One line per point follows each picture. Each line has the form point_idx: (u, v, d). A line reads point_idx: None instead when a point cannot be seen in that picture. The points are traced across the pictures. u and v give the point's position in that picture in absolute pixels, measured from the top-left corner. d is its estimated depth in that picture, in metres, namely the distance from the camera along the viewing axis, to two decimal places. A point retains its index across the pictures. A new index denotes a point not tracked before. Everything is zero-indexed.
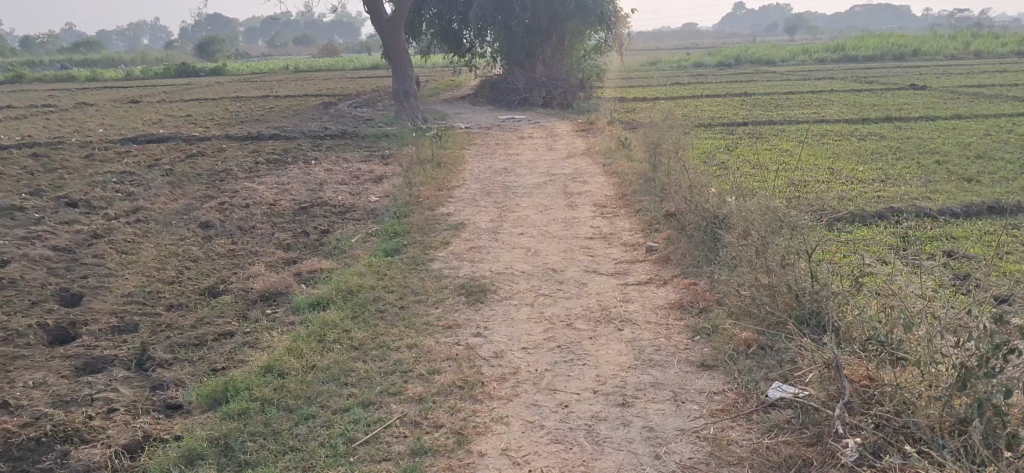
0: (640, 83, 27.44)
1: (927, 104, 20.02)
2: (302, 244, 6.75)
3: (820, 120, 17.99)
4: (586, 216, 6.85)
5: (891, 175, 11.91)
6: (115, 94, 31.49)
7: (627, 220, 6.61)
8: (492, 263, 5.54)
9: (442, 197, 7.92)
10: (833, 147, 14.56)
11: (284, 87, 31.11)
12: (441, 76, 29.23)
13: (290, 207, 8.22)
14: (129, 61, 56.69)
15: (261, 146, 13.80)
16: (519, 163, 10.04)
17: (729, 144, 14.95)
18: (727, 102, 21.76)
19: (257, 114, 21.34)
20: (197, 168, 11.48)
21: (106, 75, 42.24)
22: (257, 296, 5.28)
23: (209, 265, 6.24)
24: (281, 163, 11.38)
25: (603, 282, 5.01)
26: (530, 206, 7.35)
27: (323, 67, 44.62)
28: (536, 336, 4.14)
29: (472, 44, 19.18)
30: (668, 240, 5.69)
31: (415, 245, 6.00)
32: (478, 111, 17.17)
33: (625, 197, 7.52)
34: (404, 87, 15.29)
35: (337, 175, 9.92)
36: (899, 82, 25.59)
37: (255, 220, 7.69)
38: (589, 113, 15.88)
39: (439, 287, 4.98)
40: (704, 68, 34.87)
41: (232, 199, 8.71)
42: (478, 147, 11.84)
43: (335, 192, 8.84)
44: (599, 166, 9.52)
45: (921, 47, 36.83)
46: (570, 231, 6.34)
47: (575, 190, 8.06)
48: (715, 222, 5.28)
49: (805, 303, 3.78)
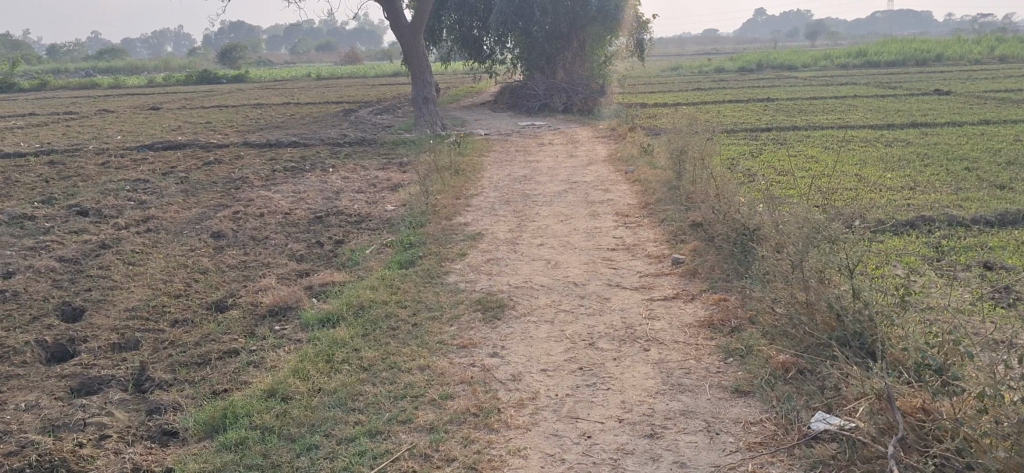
0: (661, 88, 27.15)
1: (954, 110, 19.62)
2: (315, 255, 6.53)
3: (845, 126, 17.63)
4: (608, 225, 6.58)
5: (919, 182, 11.58)
6: (136, 101, 31.55)
7: (651, 230, 6.35)
8: (510, 276, 5.28)
9: (459, 206, 7.68)
10: (860, 153, 14.22)
11: (304, 94, 31.09)
12: (461, 82, 29.04)
13: (304, 215, 8.02)
14: (153, 68, 56.98)
15: (278, 153, 13.64)
16: (539, 170, 9.80)
17: (753, 150, 14.65)
18: (750, 107, 21.43)
19: (276, 120, 21.24)
20: (212, 175, 11.33)
21: (129, 82, 42.41)
22: (265, 310, 5.05)
23: (218, 276, 6.05)
24: (297, 170, 11.19)
25: (627, 296, 4.75)
26: (549, 216, 7.09)
27: (345, 73, 44.64)
28: (556, 357, 3.89)
29: (492, 50, 18.99)
30: (695, 251, 5.43)
31: (430, 257, 5.76)
32: (498, 117, 16.95)
33: (648, 206, 7.25)
34: (423, 93, 15.07)
35: (353, 182, 9.71)
36: (924, 87, 25.18)
37: (267, 230, 7.48)
38: (610, 119, 15.61)
39: (454, 303, 4.73)
40: (725, 74, 34.54)
41: (245, 208, 8.52)
42: (497, 154, 11.61)
43: (350, 200, 8.63)
44: (621, 173, 9.26)
45: (943, 53, 36.36)
46: (592, 242, 6.08)
47: (596, 199, 7.80)
48: (746, 234, 5.01)
49: (847, 323, 3.50)
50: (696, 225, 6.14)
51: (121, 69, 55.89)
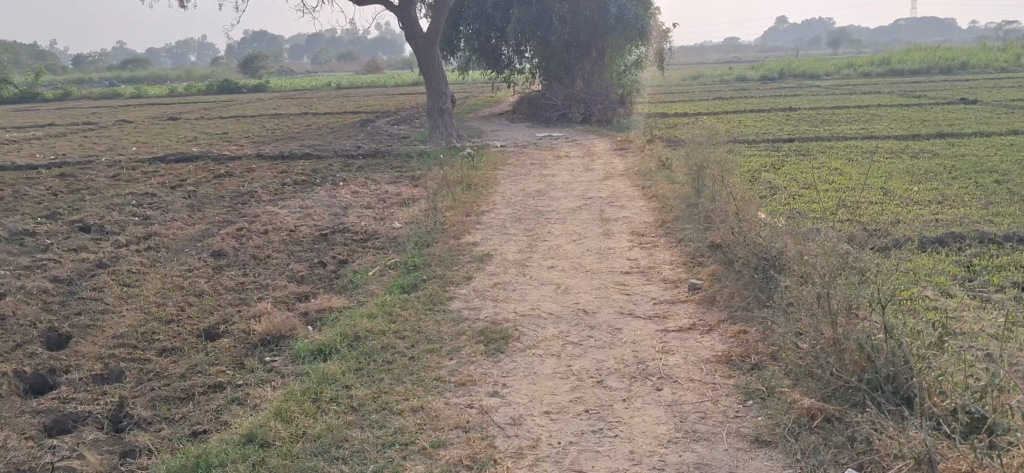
0: (681, 98, 26.82)
1: (981, 119, 19.18)
2: (317, 277, 6.27)
3: (870, 136, 17.24)
4: (622, 246, 6.28)
5: (948, 195, 11.21)
6: (155, 111, 31.52)
7: (668, 251, 6.04)
8: (517, 303, 4.99)
9: (469, 224, 7.40)
10: (885, 165, 13.85)
11: (323, 104, 30.95)
12: (480, 91, 28.82)
13: (310, 233, 7.77)
14: (176, 78, 57.12)
15: (291, 165, 13.42)
16: (554, 185, 9.51)
17: (775, 162, 14.31)
18: (772, 117, 21.05)
19: (292, 131, 21.07)
20: (222, 188, 11.11)
21: (151, 92, 42.47)
22: (257, 339, 4.79)
23: (213, 299, 5.80)
24: (307, 184, 10.96)
25: (640, 326, 4.45)
26: (562, 235, 6.80)
27: (364, 82, 44.50)
28: (561, 396, 3.59)
29: (510, 60, 18.74)
30: (714, 276, 5.12)
31: (434, 281, 5.48)
32: (515, 128, 16.69)
33: (665, 224, 6.94)
34: (438, 104, 14.82)
35: (363, 197, 9.46)
36: (950, 96, 24.71)
37: (270, 248, 7.23)
38: (629, 130, 15.31)
39: (456, 333, 4.45)
40: (747, 83, 34.14)
41: (250, 225, 8.27)
42: (512, 167, 11.34)
43: (358, 217, 8.37)
44: (638, 188, 8.96)
45: (969, 61, 35.82)
46: (605, 264, 5.78)
47: (612, 216, 7.50)
48: (767, 260, 4.70)
49: (880, 367, 3.19)
50: (715, 247, 5.83)
51: (143, 79, 56.06)
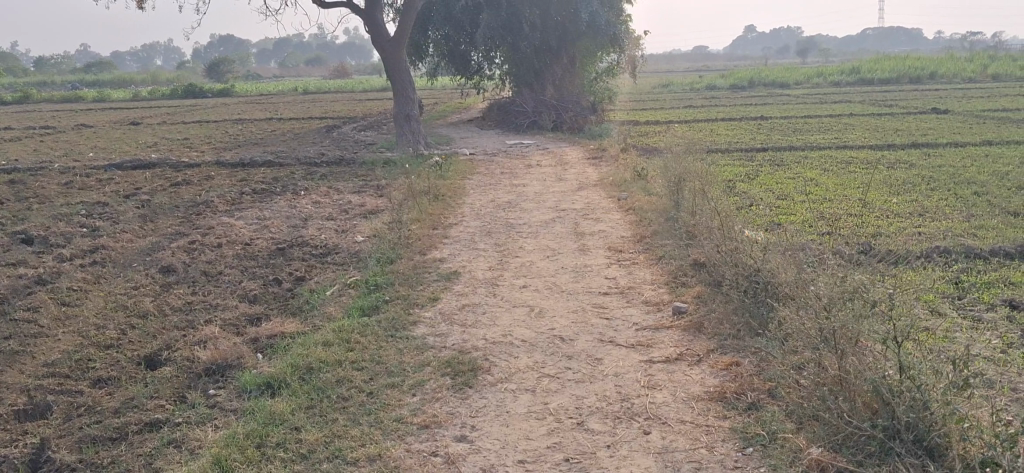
0: (652, 106, 26.56)
1: (953, 129, 19.09)
2: (273, 297, 5.84)
3: (843, 146, 17.07)
4: (599, 263, 5.91)
5: (927, 207, 10.97)
6: (116, 115, 30.77)
7: (648, 269, 5.68)
8: (488, 328, 4.59)
9: (436, 238, 7.00)
10: (861, 176, 13.64)
11: (289, 109, 30.39)
12: (449, 97, 28.41)
13: (266, 247, 7.32)
14: (141, 82, 56.08)
15: (252, 173, 12.93)
16: (525, 195, 9.14)
17: (749, 172, 14.06)
18: (744, 126, 20.84)
19: (256, 137, 20.54)
20: (177, 198, 10.62)
21: (113, 96, 41.60)
22: (201, 368, 4.35)
23: (159, 321, 5.34)
24: (267, 194, 10.50)
25: (622, 356, 4.07)
26: (534, 250, 6.42)
27: (333, 87, 43.96)
28: (537, 442, 3.19)
29: (480, 66, 18.37)
30: (699, 299, 4.76)
31: (397, 303, 5.06)
32: (485, 135, 16.31)
33: (643, 239, 6.59)
34: (405, 110, 14.38)
35: (325, 208, 9.02)
36: (922, 106, 24.66)
37: (223, 264, 6.77)
38: (601, 137, 14.98)
39: (420, 363, 4.05)
40: (717, 91, 34.08)
41: (203, 238, 7.81)
42: (481, 176, 10.96)
43: (318, 229, 7.93)
44: (613, 199, 8.60)
45: (937, 70, 36.00)
46: (581, 283, 5.41)
47: (586, 229, 7.13)
48: (759, 284, 4.35)
49: (899, 414, 2.82)
50: (699, 266, 5.48)
51: (107, 83, 54.96)
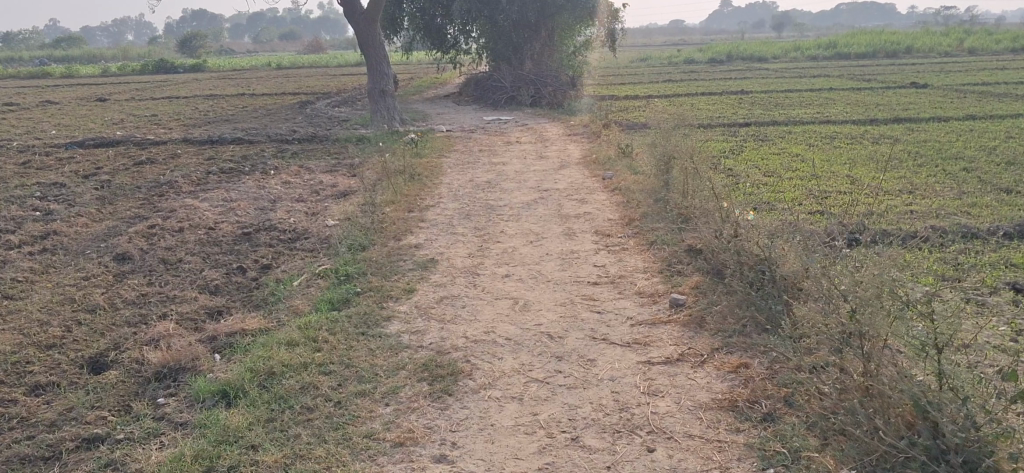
0: (630, 80, 26.13)
1: (935, 104, 18.81)
2: (236, 288, 5.42)
3: (826, 121, 16.76)
4: (586, 249, 5.51)
5: (917, 184, 10.66)
6: (83, 91, 29.97)
7: (639, 256, 5.29)
8: (468, 324, 4.20)
9: (411, 221, 6.58)
10: (846, 151, 13.32)
11: (260, 85, 29.74)
12: (424, 72, 27.85)
13: (231, 231, 6.88)
14: (111, 56, 54.95)
15: (220, 151, 12.42)
16: (504, 174, 8.73)
17: (733, 148, 13.71)
18: (725, 101, 20.48)
19: (226, 114, 19.96)
20: (140, 178, 10.12)
21: (83, 72, 40.67)
22: (151, 373, 3.94)
23: (108, 316, 4.92)
24: (235, 173, 10.02)
25: (618, 357, 3.69)
26: (516, 235, 6.01)
27: (307, 62, 43.20)
28: (527, 463, 2.81)
29: (456, 40, 17.84)
30: (698, 290, 4.38)
31: (370, 296, 4.65)
32: (462, 111, 15.84)
33: (632, 222, 6.19)
34: (380, 86, 13.87)
35: (295, 189, 8.57)
36: (901, 80, 24.40)
37: (183, 251, 6.33)
38: (581, 113, 14.58)
39: (394, 366, 3.64)
40: (695, 65, 33.74)
41: (164, 222, 7.35)
42: (458, 154, 10.54)
43: (287, 211, 7.50)
44: (597, 179, 8.20)
45: (913, 45, 35.77)
46: (568, 272, 5.01)
47: (570, 212, 6.73)
48: (766, 276, 3.97)
49: (944, 433, 2.46)
50: (696, 252, 5.10)
51: (76, 59, 53.78)
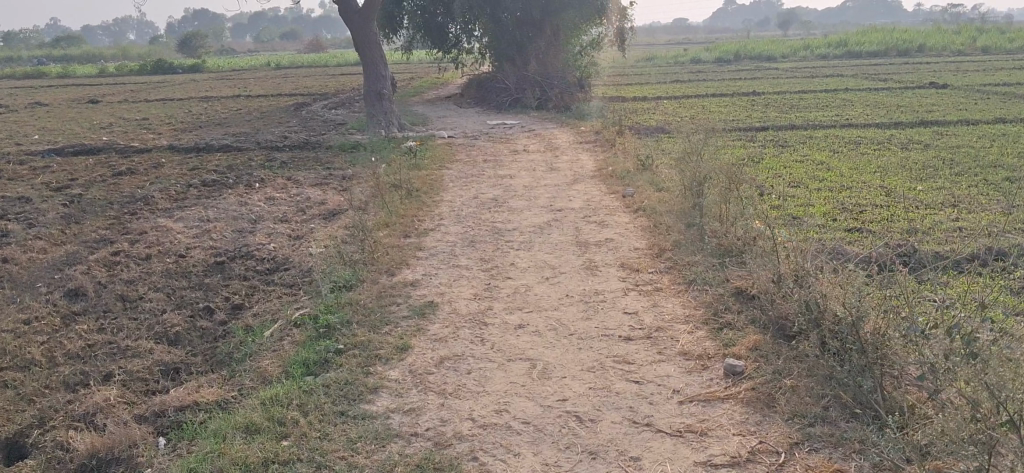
0: (637, 80, 25.27)
1: (958, 105, 17.99)
2: (201, 337, 4.62)
3: (848, 124, 15.94)
4: (612, 290, 4.70)
5: (958, 196, 9.84)
6: (75, 93, 29.13)
7: (675, 301, 4.48)
8: (474, 397, 3.39)
9: (408, 250, 5.77)
10: (874, 158, 12.52)
11: (257, 85, 28.91)
12: (426, 73, 27.04)
13: (203, 260, 6.08)
14: (111, 56, 54.16)
15: (207, 160, 11.62)
16: (513, 190, 7.94)
17: (753, 154, 12.91)
18: (737, 103, 19.61)
19: (219, 117, 19.15)
20: (114, 192, 9.32)
21: (79, 71, 39.86)
22: (76, 465, 3.13)
23: (43, 375, 4.08)
24: (218, 187, 9.22)
25: (667, 453, 2.88)
26: (529, 269, 5.20)
27: (308, 62, 42.31)
28: None
29: (458, 39, 16.98)
30: (760, 358, 3.58)
31: (354, 357, 3.84)
32: (464, 115, 15.06)
33: (662, 254, 5.38)
34: (378, 89, 13.01)
35: (280, 206, 7.77)
36: (918, 80, 23.54)
37: (145, 285, 5.52)
38: (591, 117, 13.78)
39: (379, 469, 2.82)
40: (702, 65, 32.97)
41: (130, 247, 6.54)
42: (461, 164, 9.74)
43: (269, 234, 6.70)
44: (615, 196, 7.38)
45: (925, 43, 34.92)
46: (593, 323, 4.20)
47: (589, 238, 5.91)
48: (853, 345, 3.17)
49: None
50: (749, 300, 4.28)
51: (76, 58, 52.93)
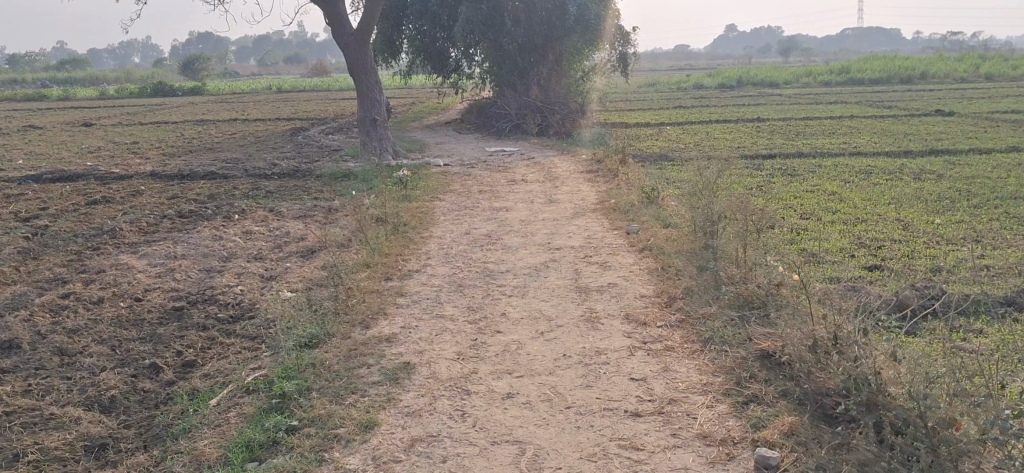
0: (640, 106, 24.73)
1: (969, 133, 17.39)
2: (139, 403, 4.01)
3: (857, 152, 15.34)
4: (617, 350, 4.08)
5: (981, 231, 9.22)
6: (70, 115, 28.61)
7: (691, 364, 3.85)
8: None
9: (388, 296, 5.15)
10: (888, 188, 11.91)
11: (254, 110, 28.41)
12: (425, 98, 26.54)
13: (160, 305, 5.46)
14: (112, 79, 53.85)
15: (189, 188, 11.04)
16: (508, 224, 7.32)
17: (761, 183, 12.31)
18: (742, 129, 19.05)
19: (210, 142, 18.60)
20: (84, 223, 8.71)
21: (78, 93, 39.45)
22: None
23: None
24: (194, 218, 8.63)
25: None
26: (522, 321, 4.58)
27: (309, 85, 41.87)
28: None
29: (457, 64, 16.44)
30: (799, 448, 2.95)
31: (308, 437, 3.21)
32: (462, 140, 14.48)
33: (673, 303, 4.75)
34: (370, 115, 12.43)
35: (256, 241, 7.16)
36: (924, 107, 22.99)
37: (89, 336, 4.92)
38: (592, 144, 13.18)
39: None
40: (704, 90, 32.48)
41: (84, 289, 5.94)
42: (454, 195, 9.15)
43: (238, 275, 6.09)
44: (619, 232, 6.76)
45: (928, 70, 34.38)
46: (595, 393, 3.58)
47: (591, 283, 5.29)
48: (919, 442, 2.54)
49: None
50: (780, 367, 3.65)
51: (78, 81, 52.52)
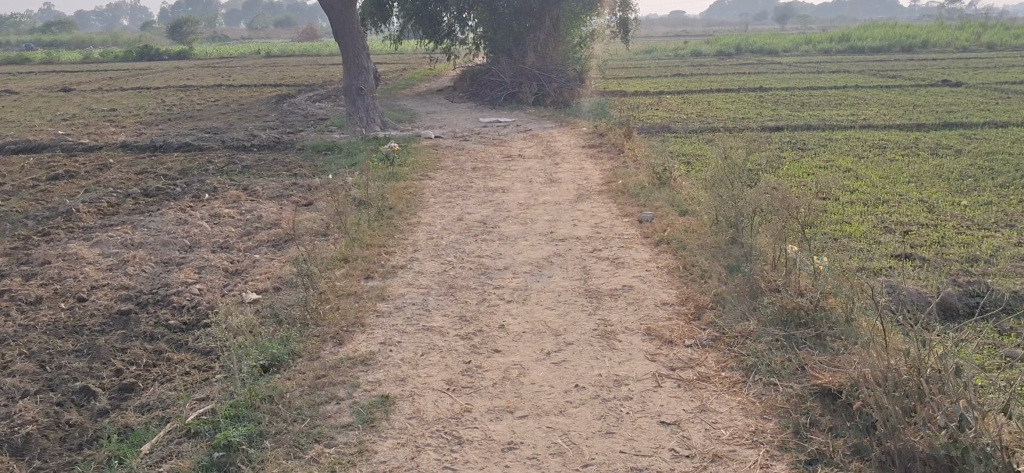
0: (638, 74, 23.92)
1: (981, 105, 16.65)
2: (60, 442, 3.28)
3: (867, 124, 14.62)
4: (642, 379, 3.37)
5: (1011, 213, 8.52)
6: (50, 80, 27.67)
7: (734, 402, 3.15)
8: None
9: (366, 301, 4.43)
10: (905, 164, 11.19)
11: (241, 75, 27.51)
12: (417, 63, 25.63)
13: (105, 306, 4.73)
14: (100, 41, 52.57)
15: (161, 161, 10.27)
16: (504, 209, 6.58)
17: (771, 157, 11.59)
18: (745, 99, 18.26)
19: (192, 109, 17.74)
20: (39, 202, 7.94)
21: (62, 57, 38.31)
22: None
23: None
24: (160, 197, 7.86)
25: None
26: (525, 337, 3.86)
27: (299, 50, 40.80)
28: None
29: (450, 29, 15.59)
30: None
31: None
32: (453, 110, 13.68)
33: (702, 315, 4.03)
34: (356, 83, 11.59)
35: (224, 227, 6.42)
36: (929, 76, 22.27)
37: (15, 348, 4.18)
38: (592, 116, 12.42)
39: None
40: (702, 58, 31.64)
41: (21, 285, 5.19)
42: (444, 173, 8.40)
43: (199, 268, 5.35)
44: (629, 220, 6.03)
45: (929, 39, 33.54)
46: (619, 443, 2.88)
47: (603, 285, 4.57)
48: None
49: None
50: (847, 411, 2.94)
51: (65, 43, 51.27)
